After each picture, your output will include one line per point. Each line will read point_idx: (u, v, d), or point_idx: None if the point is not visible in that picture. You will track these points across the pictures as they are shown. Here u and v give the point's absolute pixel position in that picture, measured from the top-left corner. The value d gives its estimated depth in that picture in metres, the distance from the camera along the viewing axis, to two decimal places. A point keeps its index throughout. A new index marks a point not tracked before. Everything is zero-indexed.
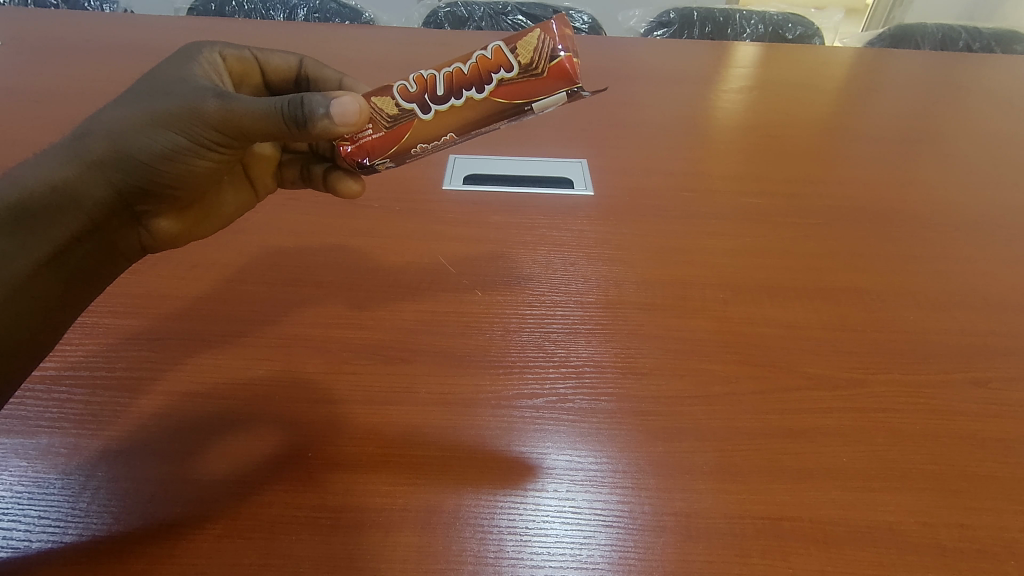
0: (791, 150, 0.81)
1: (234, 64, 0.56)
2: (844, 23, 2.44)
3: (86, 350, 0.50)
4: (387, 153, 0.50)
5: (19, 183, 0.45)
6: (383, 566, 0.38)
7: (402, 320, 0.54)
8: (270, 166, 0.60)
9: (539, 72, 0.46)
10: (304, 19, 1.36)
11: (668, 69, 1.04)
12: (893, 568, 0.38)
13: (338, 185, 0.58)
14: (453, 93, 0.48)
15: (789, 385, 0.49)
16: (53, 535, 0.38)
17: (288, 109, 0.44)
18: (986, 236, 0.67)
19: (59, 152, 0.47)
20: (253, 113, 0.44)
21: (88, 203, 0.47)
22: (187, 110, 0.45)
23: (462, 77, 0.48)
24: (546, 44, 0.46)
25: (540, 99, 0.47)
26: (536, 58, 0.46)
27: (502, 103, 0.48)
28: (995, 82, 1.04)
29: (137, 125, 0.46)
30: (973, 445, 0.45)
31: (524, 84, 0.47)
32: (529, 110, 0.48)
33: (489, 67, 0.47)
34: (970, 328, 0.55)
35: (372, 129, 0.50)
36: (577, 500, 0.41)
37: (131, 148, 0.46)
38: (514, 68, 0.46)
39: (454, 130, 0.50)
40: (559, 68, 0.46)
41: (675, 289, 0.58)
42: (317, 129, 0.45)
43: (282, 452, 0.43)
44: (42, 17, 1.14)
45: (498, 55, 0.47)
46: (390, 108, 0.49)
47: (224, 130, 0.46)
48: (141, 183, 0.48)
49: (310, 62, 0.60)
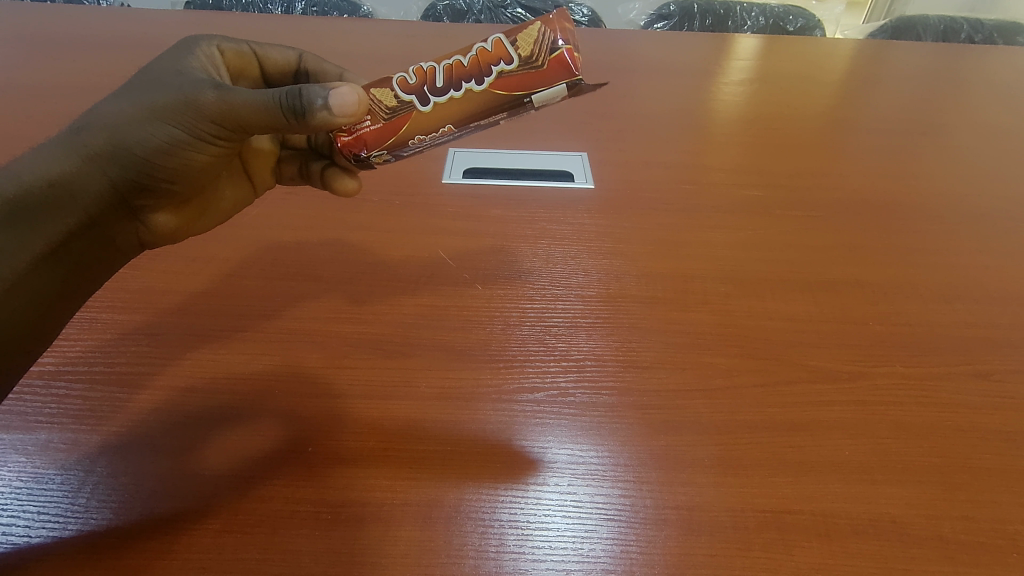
0: (792, 143, 0.80)
1: (232, 59, 0.55)
2: (844, 13, 2.44)
3: (83, 346, 0.49)
4: (385, 145, 0.49)
5: (15, 178, 0.44)
6: (383, 561, 0.37)
7: (401, 315, 0.53)
8: (269, 161, 0.60)
9: (538, 64, 0.46)
10: (302, 12, 1.34)
11: (668, 62, 1.03)
12: (895, 561, 0.38)
13: (335, 183, 0.58)
14: (453, 85, 0.48)
15: (791, 378, 0.49)
16: (52, 531, 0.38)
17: (286, 101, 0.44)
18: (989, 228, 0.66)
19: (56, 146, 0.46)
20: (250, 104, 0.44)
21: (86, 198, 0.46)
22: (185, 103, 0.45)
23: (462, 69, 0.47)
24: (546, 36, 0.46)
25: (540, 91, 0.47)
26: (536, 51, 0.46)
27: (501, 98, 0.47)
28: (997, 73, 1.03)
29: (135, 118, 0.45)
30: (975, 437, 0.45)
31: (525, 76, 0.46)
32: (528, 102, 0.48)
33: (490, 59, 0.47)
34: (973, 321, 0.55)
35: (371, 120, 0.49)
36: (579, 493, 0.41)
37: (129, 142, 0.46)
38: (513, 61, 0.46)
39: (452, 122, 0.49)
40: (559, 60, 0.46)
41: (676, 282, 0.58)
42: (315, 121, 0.44)
43: (281, 447, 0.43)
44: (38, 13, 1.13)
45: (498, 47, 0.46)
46: (389, 99, 0.49)
47: (223, 123, 0.45)
48: (138, 177, 0.47)
49: (310, 57, 0.59)
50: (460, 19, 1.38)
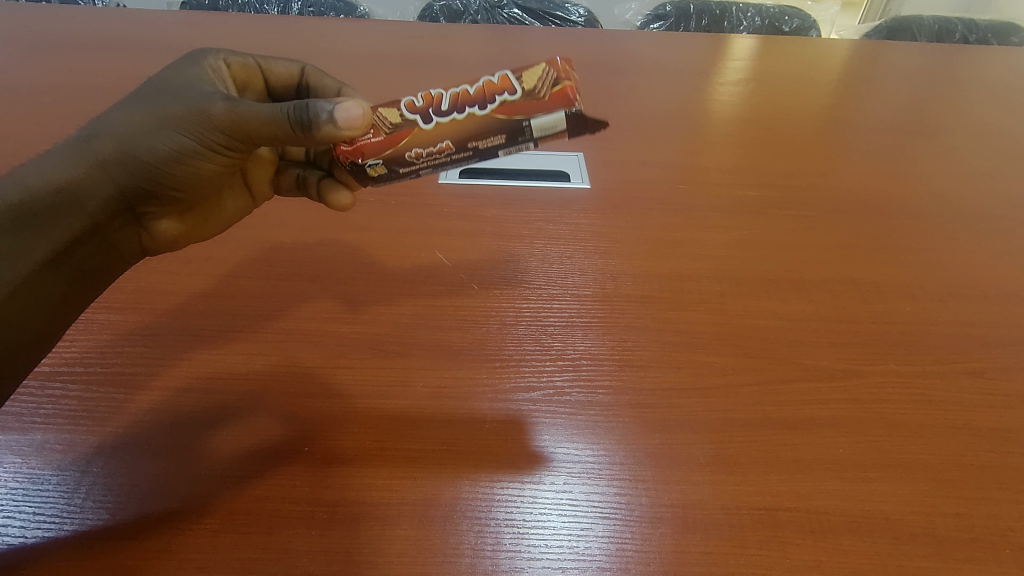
0: (788, 143, 0.81)
1: (237, 72, 0.55)
2: (839, 14, 2.45)
3: (79, 347, 0.49)
4: (382, 154, 0.48)
5: (23, 184, 0.44)
6: (380, 560, 0.38)
7: (398, 315, 0.53)
8: (268, 171, 0.60)
9: (541, 95, 0.45)
10: (299, 12, 1.34)
11: (665, 62, 1.03)
12: (888, 558, 0.38)
13: (329, 194, 0.57)
14: (456, 108, 0.47)
15: (786, 377, 0.49)
16: (48, 530, 0.38)
17: (294, 113, 0.45)
18: (983, 228, 0.67)
19: (64, 153, 0.46)
20: (259, 115, 0.45)
21: (93, 204, 0.46)
22: (196, 113, 0.45)
23: (466, 96, 0.47)
24: (550, 73, 0.46)
25: (539, 117, 0.46)
26: (540, 84, 0.46)
27: (499, 118, 0.46)
28: (992, 74, 1.04)
29: (144, 127, 0.46)
30: (969, 435, 0.46)
31: (526, 105, 0.45)
32: (527, 127, 0.46)
33: (495, 89, 0.46)
34: (966, 320, 0.55)
35: (373, 133, 0.48)
36: (574, 492, 0.41)
37: (137, 150, 0.46)
38: (517, 92, 0.45)
39: (450, 138, 0.47)
40: (562, 93, 0.45)
41: (672, 281, 0.58)
42: (321, 134, 0.45)
43: (277, 447, 0.43)
44: (31, 13, 1.12)
45: (503, 81, 0.46)
46: (394, 117, 0.48)
47: (231, 133, 0.46)
48: (145, 184, 0.48)
49: (312, 70, 0.59)
50: (456, 19, 1.37)
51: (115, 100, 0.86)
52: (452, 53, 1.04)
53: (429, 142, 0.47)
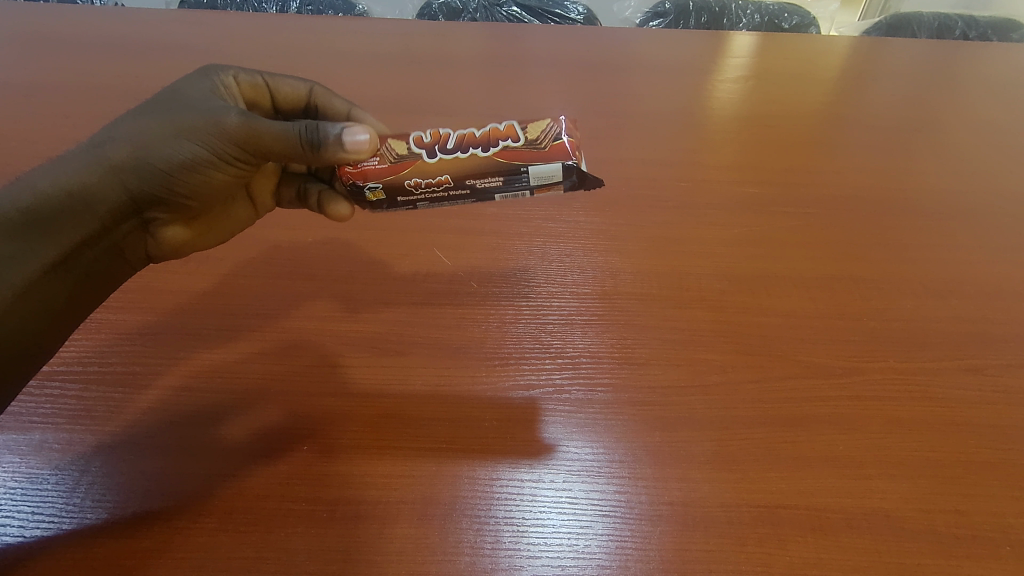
0: (788, 140, 0.80)
1: (245, 90, 0.55)
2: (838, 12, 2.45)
3: (77, 346, 0.49)
4: (383, 181, 0.48)
5: (34, 188, 0.44)
6: (380, 558, 0.37)
7: (396, 315, 0.53)
8: (270, 183, 0.59)
9: (542, 147, 0.46)
10: (298, 10, 1.34)
11: (665, 60, 1.03)
12: (888, 555, 0.38)
13: (329, 206, 0.56)
14: (460, 147, 0.47)
15: (786, 374, 0.49)
16: (46, 530, 0.38)
17: (305, 133, 0.46)
18: (983, 224, 0.66)
19: (74, 157, 0.46)
20: (272, 132, 0.46)
21: (101, 209, 0.46)
22: (209, 124, 0.46)
23: (472, 137, 0.48)
24: (553, 128, 0.47)
25: (539, 164, 0.46)
26: (542, 136, 0.47)
27: (500, 161, 0.46)
28: (992, 70, 1.03)
29: (156, 135, 0.46)
30: (969, 432, 0.45)
31: (527, 153, 0.46)
32: (525, 173, 0.47)
33: (500, 135, 0.47)
34: (967, 316, 0.55)
35: (378, 160, 0.48)
36: (573, 490, 0.41)
37: (148, 157, 0.46)
38: (520, 140, 0.47)
39: (450, 174, 0.47)
40: (562, 148, 0.47)
41: (671, 280, 0.58)
42: (330, 154, 0.46)
43: (276, 446, 0.43)
44: (28, 12, 1.12)
45: (509, 129, 0.47)
46: (401, 148, 0.48)
47: (243, 146, 0.46)
48: (154, 192, 0.48)
49: (321, 90, 0.58)
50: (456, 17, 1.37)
51: (113, 99, 0.85)
52: (451, 51, 1.03)
53: (429, 174, 0.47)
